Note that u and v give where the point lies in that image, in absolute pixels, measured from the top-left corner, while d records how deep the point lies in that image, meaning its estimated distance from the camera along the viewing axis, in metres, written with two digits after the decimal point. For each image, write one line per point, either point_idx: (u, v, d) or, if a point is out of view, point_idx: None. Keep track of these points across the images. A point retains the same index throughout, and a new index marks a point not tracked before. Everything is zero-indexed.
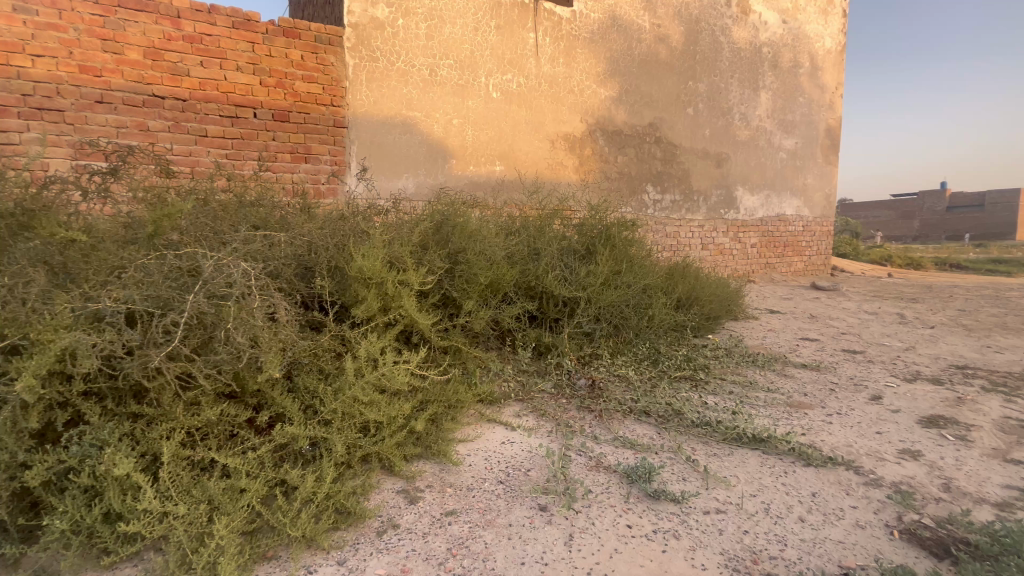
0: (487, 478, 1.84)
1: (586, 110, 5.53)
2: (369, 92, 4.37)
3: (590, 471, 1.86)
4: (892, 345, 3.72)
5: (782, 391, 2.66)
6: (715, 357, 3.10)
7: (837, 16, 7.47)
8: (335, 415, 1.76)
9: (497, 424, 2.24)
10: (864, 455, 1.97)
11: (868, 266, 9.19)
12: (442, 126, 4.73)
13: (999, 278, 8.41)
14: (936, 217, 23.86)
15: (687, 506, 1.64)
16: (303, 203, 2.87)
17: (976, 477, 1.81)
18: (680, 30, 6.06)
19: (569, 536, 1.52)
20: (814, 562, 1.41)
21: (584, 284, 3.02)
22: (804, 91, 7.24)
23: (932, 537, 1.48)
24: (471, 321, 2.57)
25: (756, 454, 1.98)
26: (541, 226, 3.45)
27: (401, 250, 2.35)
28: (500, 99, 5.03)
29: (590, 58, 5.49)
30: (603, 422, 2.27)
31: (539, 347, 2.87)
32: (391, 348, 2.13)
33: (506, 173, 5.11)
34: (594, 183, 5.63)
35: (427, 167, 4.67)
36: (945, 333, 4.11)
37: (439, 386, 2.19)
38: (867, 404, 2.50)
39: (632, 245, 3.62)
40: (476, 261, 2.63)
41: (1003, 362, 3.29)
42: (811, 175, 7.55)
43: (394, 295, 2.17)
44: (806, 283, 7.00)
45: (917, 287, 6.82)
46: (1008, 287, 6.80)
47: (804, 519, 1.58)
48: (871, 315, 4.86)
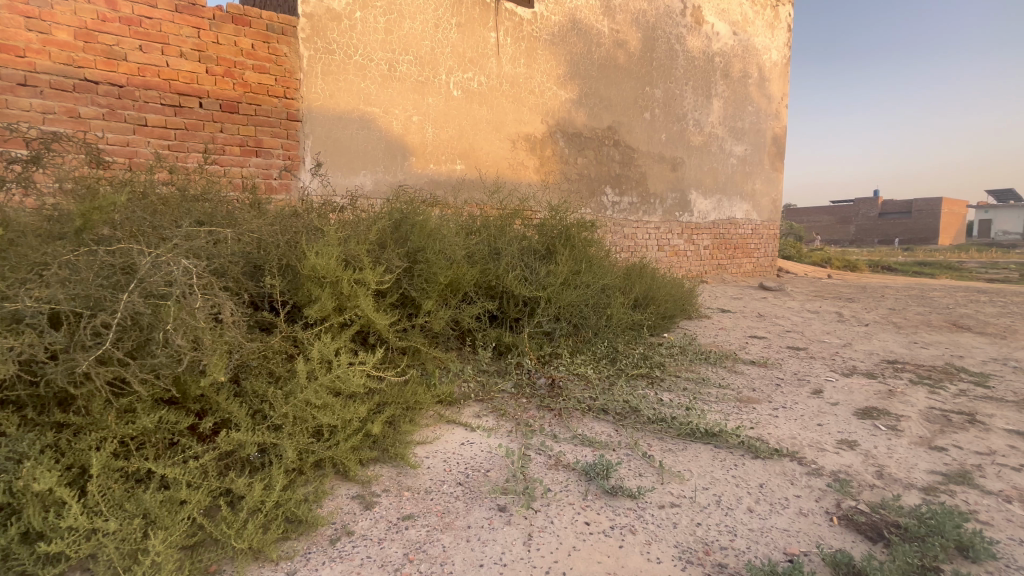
0: (446, 480, 1.81)
1: (546, 110, 5.58)
2: (325, 86, 4.23)
3: (549, 470, 1.87)
4: (832, 342, 3.95)
5: (732, 387, 2.77)
6: (671, 354, 3.19)
7: (782, 31, 7.89)
8: (285, 420, 1.69)
9: (456, 425, 2.22)
10: (807, 446, 2.08)
11: (810, 268, 9.76)
12: (402, 123, 4.65)
13: (924, 279, 9.15)
14: (870, 223, 25.59)
15: (643, 502, 1.68)
16: (253, 198, 2.75)
17: (905, 464, 1.94)
18: (638, 36, 6.21)
19: (528, 535, 1.51)
20: (761, 550, 1.47)
21: (544, 284, 3.04)
22: (753, 100, 7.59)
23: (867, 522, 1.57)
24: (430, 321, 2.53)
25: (708, 448, 2.05)
26: (501, 226, 3.44)
27: (358, 249, 2.28)
28: (461, 98, 4.99)
29: (551, 59, 5.54)
30: (562, 421, 2.28)
31: (499, 347, 2.86)
32: (347, 349, 2.06)
33: (467, 172, 5.08)
34: (555, 183, 5.69)
35: (386, 164, 4.58)
36: (878, 330, 4.41)
37: (397, 388, 2.15)
38: (809, 398, 2.64)
39: (591, 246, 3.68)
40: (435, 260, 2.59)
41: (928, 356, 3.56)
42: (759, 181, 7.93)
43: (350, 295, 2.10)
44: (754, 284, 7.34)
45: (853, 288, 7.29)
46: (932, 287, 7.38)
47: (752, 510, 1.65)
48: (813, 313, 5.16)
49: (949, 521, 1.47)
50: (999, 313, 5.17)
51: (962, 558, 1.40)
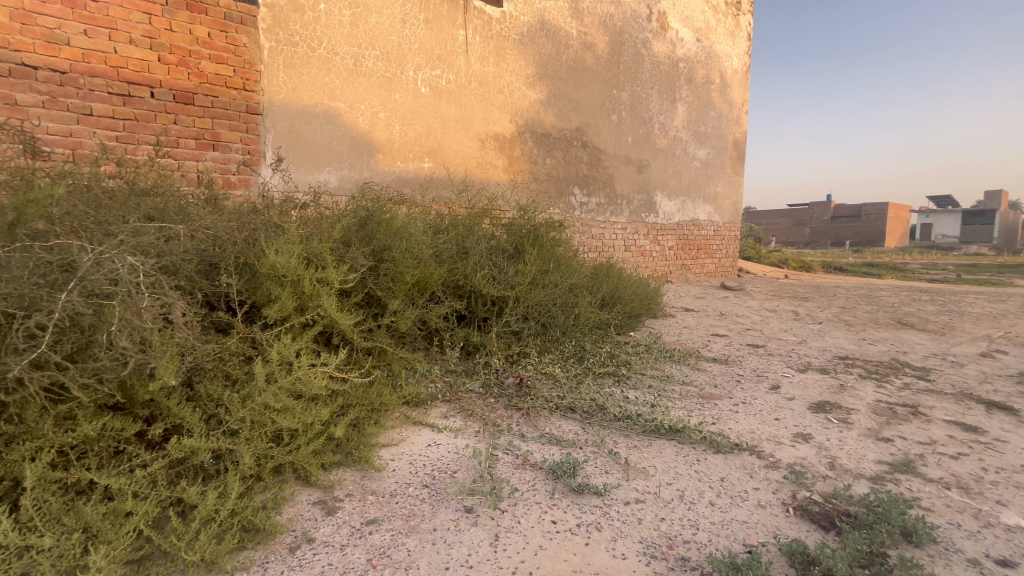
0: (412, 483, 1.78)
1: (515, 110, 5.58)
2: (287, 79, 4.10)
3: (517, 469, 1.86)
4: (788, 339, 4.12)
5: (695, 384, 2.84)
6: (637, 353, 3.25)
7: (743, 40, 8.16)
8: (242, 424, 1.62)
9: (423, 427, 2.19)
10: (765, 440, 2.15)
11: (768, 269, 10.14)
12: (368, 119, 4.55)
13: (872, 279, 9.67)
14: (823, 226, 26.85)
15: (609, 499, 1.70)
16: (208, 193, 2.63)
17: (855, 455, 2.03)
18: (605, 40, 6.30)
19: (495, 536, 1.50)
20: (721, 542, 1.50)
21: (512, 283, 3.04)
22: (715, 105, 7.83)
23: (820, 511, 1.64)
24: (396, 321, 2.48)
25: (672, 444, 2.10)
26: (470, 224, 3.42)
27: (321, 247, 2.21)
28: (429, 95, 4.93)
29: (520, 59, 5.55)
30: (530, 420, 2.29)
31: (467, 347, 2.84)
32: (309, 349, 2.00)
33: (435, 170, 5.02)
34: (523, 183, 5.70)
35: (351, 160, 4.48)
36: (830, 328, 4.62)
37: (362, 389, 2.10)
38: (767, 394, 2.74)
39: (559, 246, 3.70)
40: (402, 259, 2.54)
41: (876, 352, 3.76)
42: (721, 184, 8.18)
43: (312, 294, 2.04)
44: (716, 283, 7.56)
45: (808, 287, 7.62)
46: (879, 287, 7.80)
47: (713, 503, 1.69)
48: (771, 312, 5.36)
49: (894, 508, 1.55)
50: (939, 312, 5.51)
51: (906, 543, 1.48)
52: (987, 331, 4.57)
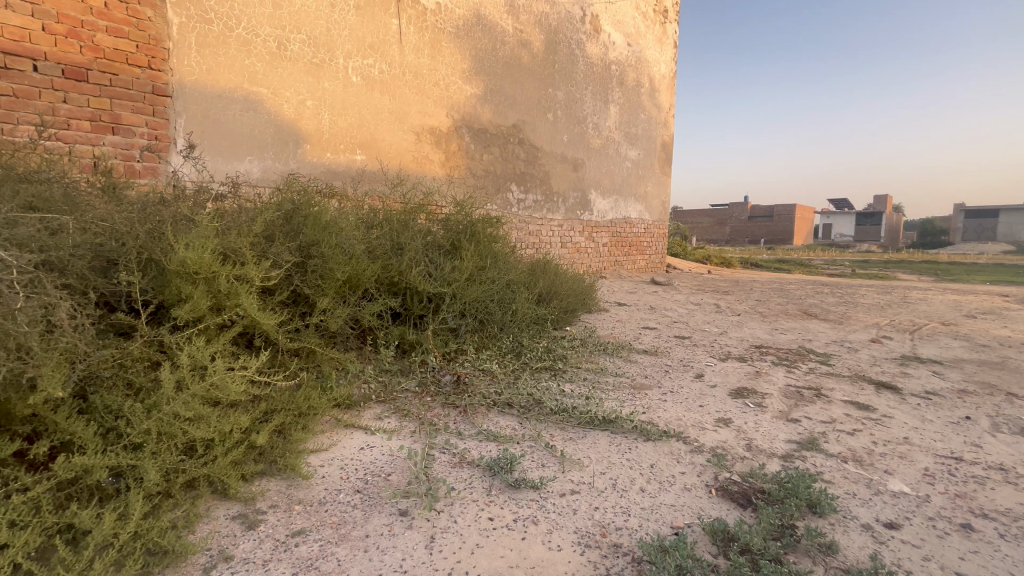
0: (342, 489, 1.70)
1: (451, 104, 5.49)
2: (201, 59, 3.80)
3: (453, 468, 1.84)
4: (711, 330, 4.39)
5: (627, 375, 2.96)
6: (573, 347, 3.32)
7: (670, 47, 8.57)
8: (147, 437, 1.46)
9: (355, 430, 2.10)
10: (690, 426, 2.27)
11: (693, 265, 10.75)
12: (294, 107, 4.31)
13: (783, 274, 10.54)
14: (741, 225, 28.95)
15: (546, 492, 1.72)
16: (107, 181, 2.36)
17: (769, 436, 2.21)
18: (541, 38, 6.37)
19: (430, 537, 1.47)
20: (651, 526, 1.57)
21: (449, 280, 2.99)
22: (645, 108, 8.17)
23: (739, 490, 1.76)
24: (326, 320, 2.36)
25: (605, 434, 2.17)
26: (405, 220, 3.33)
27: (239, 242, 2.05)
28: (360, 84, 4.74)
29: (455, 53, 5.47)
30: (467, 417, 2.27)
31: (402, 345, 2.77)
32: (227, 352, 1.85)
33: (368, 163, 4.84)
34: (460, 179, 5.63)
35: (275, 150, 4.22)
36: (748, 319, 4.98)
37: (288, 393, 1.97)
38: (692, 382, 2.90)
39: (496, 242, 3.69)
40: (332, 255, 2.42)
41: (786, 341, 4.10)
42: (650, 184, 8.56)
43: (229, 292, 1.88)
44: (646, 279, 7.90)
45: (728, 282, 8.16)
46: (791, 282, 8.50)
47: (644, 489, 1.76)
48: (696, 305, 5.69)
49: (802, 483, 1.69)
50: (838, 303, 6.10)
51: (812, 514, 1.62)
52: (876, 320, 5.13)
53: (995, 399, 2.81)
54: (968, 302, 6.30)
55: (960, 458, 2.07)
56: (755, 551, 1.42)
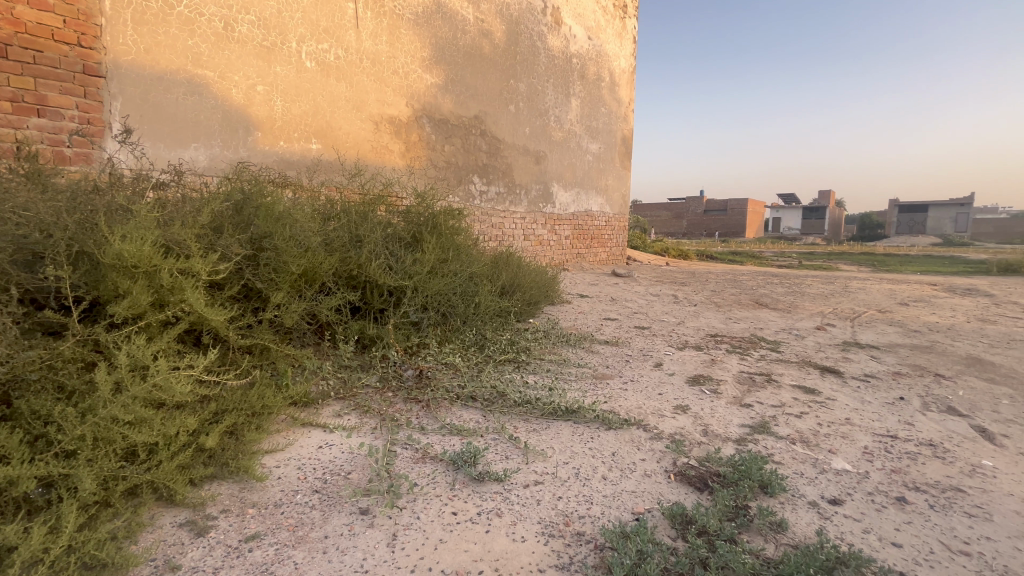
0: (300, 489, 1.64)
1: (411, 93, 5.37)
2: (137, 37, 3.58)
3: (416, 464, 1.81)
4: (669, 321, 4.52)
5: (589, 365, 3.00)
6: (536, 338, 3.35)
7: (629, 42, 8.69)
8: (81, 444, 1.36)
9: (313, 428, 2.03)
10: (650, 414, 2.33)
11: (652, 257, 11.03)
12: (243, 92, 4.15)
13: (736, 266, 10.95)
14: (698, 219, 29.91)
15: (509, 484, 1.72)
16: (31, 167, 2.17)
17: (724, 421, 2.29)
18: (503, 29, 6.31)
19: (392, 535, 1.44)
20: (612, 513, 1.59)
21: (410, 272, 2.93)
22: (606, 102, 8.26)
23: (696, 474, 1.82)
24: (281, 315, 2.26)
25: (568, 424, 2.19)
26: (364, 211, 3.23)
27: (183, 233, 1.92)
28: (315, 70, 4.58)
29: (415, 41, 5.34)
30: (430, 412, 2.24)
31: (362, 340, 2.70)
32: (172, 350, 1.74)
33: (324, 152, 4.68)
34: (421, 170, 5.51)
35: (223, 137, 4.05)
36: (704, 309, 5.16)
37: (239, 392, 1.88)
38: (652, 371, 2.97)
39: (459, 234, 3.64)
40: (286, 247, 2.32)
41: (739, 329, 4.27)
42: (611, 177, 8.69)
43: (172, 287, 1.76)
44: (608, 271, 8.03)
45: (685, 274, 8.41)
46: (744, 273, 8.85)
47: (606, 477, 1.79)
48: (655, 297, 5.83)
49: (754, 465, 1.77)
50: (786, 293, 6.40)
51: (764, 494, 1.69)
52: (821, 308, 5.42)
53: (926, 380, 3.04)
54: (902, 291, 6.76)
55: (895, 436, 2.22)
56: (712, 532, 1.47)
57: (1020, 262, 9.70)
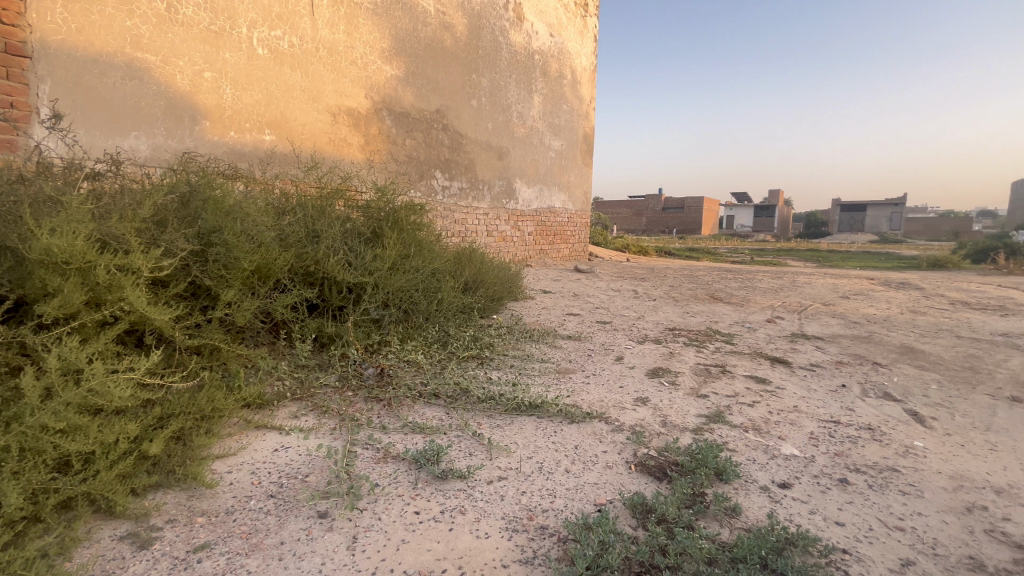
0: (254, 495, 1.57)
1: (370, 85, 5.24)
2: (68, 16, 3.42)
3: (377, 464, 1.77)
4: (630, 315, 4.62)
5: (552, 360, 3.03)
6: (499, 334, 3.34)
7: (590, 40, 8.79)
8: (5, 455, 1.25)
9: (268, 430, 1.95)
10: (611, 406, 2.38)
11: (614, 253, 11.23)
12: (189, 78, 3.99)
13: (693, 262, 11.32)
14: (657, 216, 30.71)
15: (473, 480, 1.71)
16: None
17: (681, 411, 2.37)
18: (464, 22, 6.24)
19: (353, 538, 1.41)
20: (575, 505, 1.61)
21: (370, 269, 2.86)
22: (567, 100, 8.33)
23: (655, 464, 1.87)
24: (232, 314, 2.16)
25: (531, 419, 2.20)
26: (321, 206, 3.13)
27: (121, 227, 1.79)
28: (267, 57, 4.44)
29: (373, 31, 5.22)
30: (392, 410, 2.19)
31: (320, 338, 2.61)
32: (110, 353, 1.62)
33: (278, 143, 4.54)
34: (381, 164, 5.38)
35: (167, 126, 3.89)
36: (663, 304, 5.30)
37: (187, 395, 1.78)
38: (613, 364, 3.03)
39: (421, 230, 3.59)
40: (237, 242, 2.20)
41: (696, 323, 4.42)
42: (573, 174, 8.78)
43: (110, 285, 1.64)
44: (570, 266, 8.12)
45: (645, 270, 8.62)
46: (701, 269, 9.15)
47: (569, 470, 1.81)
48: (615, 292, 5.95)
49: (710, 453, 1.83)
50: (739, 287, 6.68)
51: (719, 481, 1.76)
52: (771, 302, 5.68)
53: (865, 368, 3.24)
54: (843, 285, 7.19)
55: (837, 421, 2.36)
56: (671, 520, 1.51)
57: (946, 258, 10.51)
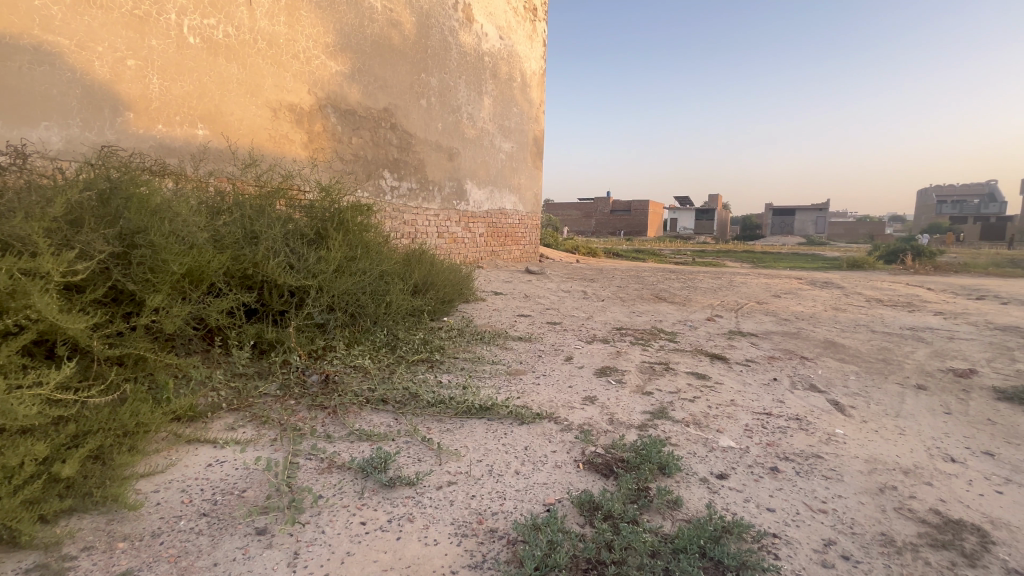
0: (184, 515, 1.47)
1: (314, 81, 5.05)
2: None
3: (321, 474, 1.71)
4: (579, 315, 4.72)
5: (503, 362, 3.04)
6: (449, 337, 3.31)
7: (539, 45, 8.90)
8: None
9: (200, 445, 1.84)
10: (561, 406, 2.42)
11: (564, 254, 11.43)
12: (109, 66, 3.70)
13: (639, 263, 11.72)
14: (605, 218, 31.56)
15: (422, 487, 1.68)
16: None
17: (628, 409, 2.45)
18: (413, 20, 6.14)
19: (294, 554, 1.35)
20: (524, 506, 1.62)
21: (314, 271, 2.75)
22: (517, 102, 8.39)
23: (602, 461, 1.92)
24: (159, 321, 2.01)
25: (482, 422, 2.20)
26: (260, 205, 2.99)
27: (27, 228, 1.63)
28: (200, 46, 4.19)
29: (317, 25, 5.04)
30: (337, 418, 2.12)
31: (260, 345, 2.49)
32: (14, 366, 1.46)
33: (212, 139, 4.28)
34: (326, 162, 5.20)
35: (84, 117, 3.60)
36: (610, 304, 5.45)
37: (107, 410, 1.64)
38: (563, 364, 3.09)
39: (368, 231, 3.50)
40: (165, 243, 2.06)
41: (642, 322, 4.57)
42: (523, 176, 8.85)
43: (13, 291, 1.48)
44: (521, 267, 8.19)
45: (594, 271, 8.82)
46: (647, 270, 9.48)
47: (518, 471, 1.82)
48: (565, 293, 6.05)
49: (653, 449, 1.91)
50: (682, 287, 6.98)
51: (662, 475, 1.83)
52: (711, 301, 5.98)
53: (793, 362, 3.48)
54: (775, 284, 7.68)
55: (770, 413, 2.52)
56: (616, 515, 1.55)
57: (863, 259, 11.47)
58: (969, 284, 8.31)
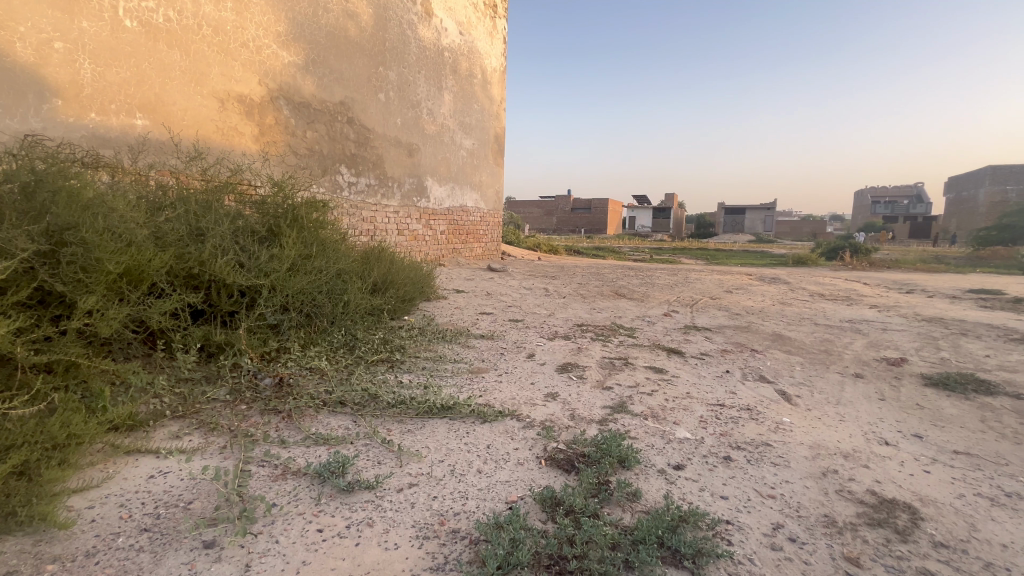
0: (123, 531, 1.38)
1: (265, 71, 4.85)
2: None
3: (275, 481, 1.64)
4: (541, 312, 4.75)
5: (465, 360, 3.02)
6: (410, 336, 3.26)
7: (500, 42, 8.87)
8: None
9: (142, 455, 1.72)
10: (523, 403, 2.42)
11: (526, 252, 11.47)
12: (32, 48, 3.44)
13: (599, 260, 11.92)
14: (566, 216, 31.94)
15: (382, 490, 1.65)
16: None
17: (589, 404, 2.48)
18: (369, 12, 5.98)
19: (245, 566, 1.29)
20: (486, 504, 1.62)
21: (265, 270, 2.63)
22: (478, 99, 8.34)
23: (564, 456, 1.94)
24: (92, 324, 1.86)
25: (444, 421, 2.18)
26: (206, 201, 2.83)
27: None
28: (138, 31, 3.93)
29: (267, 13, 4.83)
30: (292, 422, 2.05)
31: (207, 348, 2.36)
32: None
33: (152, 129, 4.03)
34: (278, 156, 5.00)
35: (5, 103, 3.36)
36: (572, 301, 5.52)
37: (34, 421, 1.51)
38: (525, 362, 3.10)
39: (324, 228, 3.38)
40: (99, 241, 1.91)
41: (602, 318, 4.66)
42: (485, 174, 8.82)
43: None
44: (484, 265, 8.16)
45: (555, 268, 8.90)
46: (607, 267, 9.66)
47: (480, 470, 1.82)
48: (527, 290, 6.08)
49: (613, 443, 1.94)
50: (640, 284, 7.15)
51: (622, 468, 1.87)
52: (668, 297, 6.16)
53: (745, 355, 3.64)
54: (727, 281, 8.00)
55: (723, 405, 2.62)
56: (577, 510, 1.57)
57: (807, 256, 12.11)
58: (901, 279, 8.94)
